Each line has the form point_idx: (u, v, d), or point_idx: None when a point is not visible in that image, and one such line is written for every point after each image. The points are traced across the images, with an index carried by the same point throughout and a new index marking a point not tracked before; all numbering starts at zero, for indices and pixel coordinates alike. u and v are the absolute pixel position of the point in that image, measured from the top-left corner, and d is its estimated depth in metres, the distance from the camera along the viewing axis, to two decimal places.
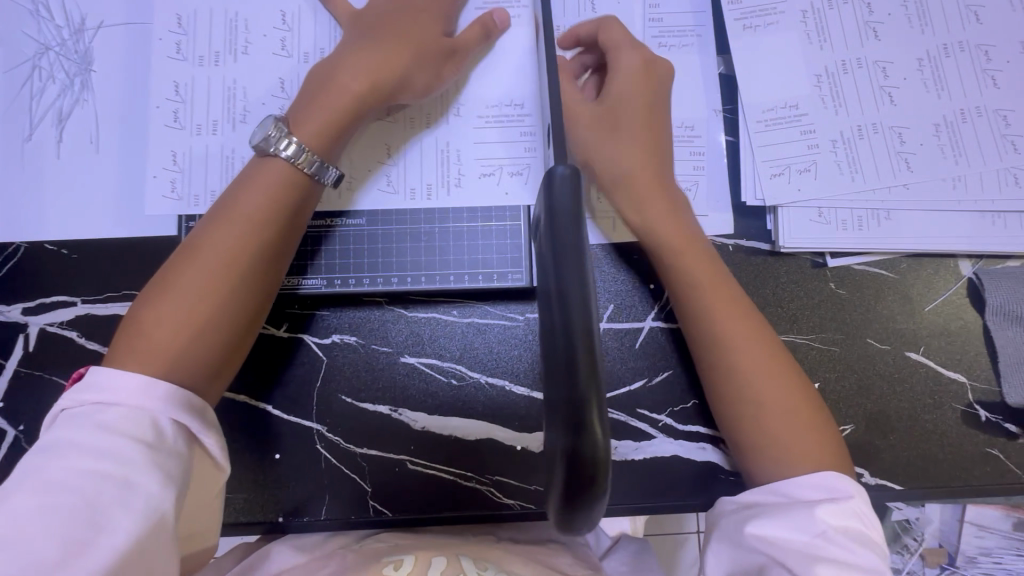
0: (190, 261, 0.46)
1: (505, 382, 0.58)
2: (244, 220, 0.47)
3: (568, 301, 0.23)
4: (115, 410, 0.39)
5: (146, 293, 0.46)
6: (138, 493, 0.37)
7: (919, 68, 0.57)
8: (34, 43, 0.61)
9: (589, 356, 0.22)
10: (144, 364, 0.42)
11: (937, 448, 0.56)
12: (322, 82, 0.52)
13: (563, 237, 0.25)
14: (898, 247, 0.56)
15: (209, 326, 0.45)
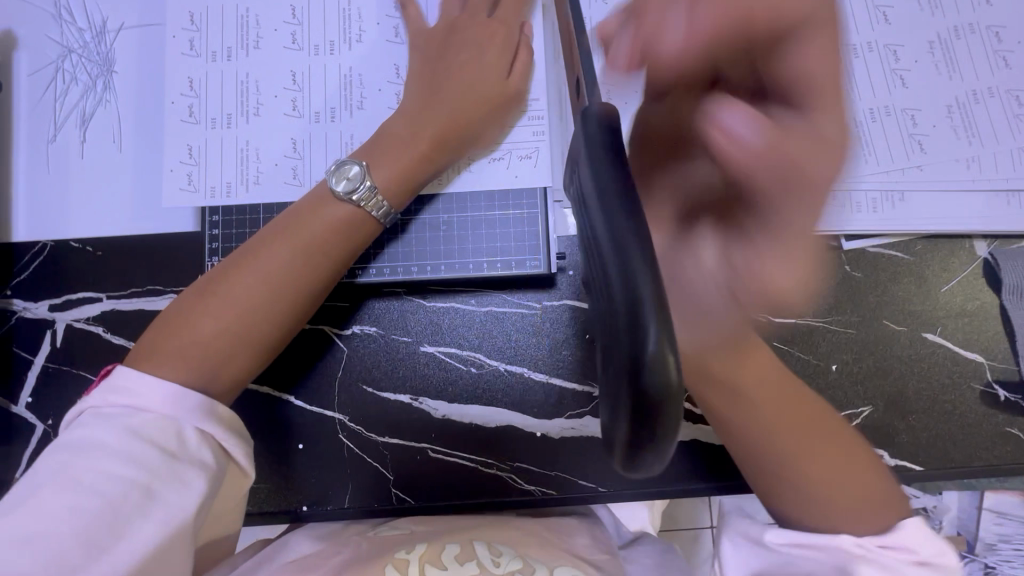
0: (249, 278, 0.47)
1: (523, 370, 0.58)
2: (303, 249, 0.49)
3: (628, 260, 0.21)
4: (144, 415, 0.40)
5: (198, 296, 0.47)
6: (162, 502, 0.37)
7: (930, 50, 0.57)
8: (56, 46, 0.63)
9: (657, 318, 0.19)
10: (189, 368, 0.44)
11: (957, 428, 0.56)
12: (398, 131, 0.53)
13: (618, 218, 0.22)
14: (913, 228, 0.56)
15: (255, 344, 0.48)
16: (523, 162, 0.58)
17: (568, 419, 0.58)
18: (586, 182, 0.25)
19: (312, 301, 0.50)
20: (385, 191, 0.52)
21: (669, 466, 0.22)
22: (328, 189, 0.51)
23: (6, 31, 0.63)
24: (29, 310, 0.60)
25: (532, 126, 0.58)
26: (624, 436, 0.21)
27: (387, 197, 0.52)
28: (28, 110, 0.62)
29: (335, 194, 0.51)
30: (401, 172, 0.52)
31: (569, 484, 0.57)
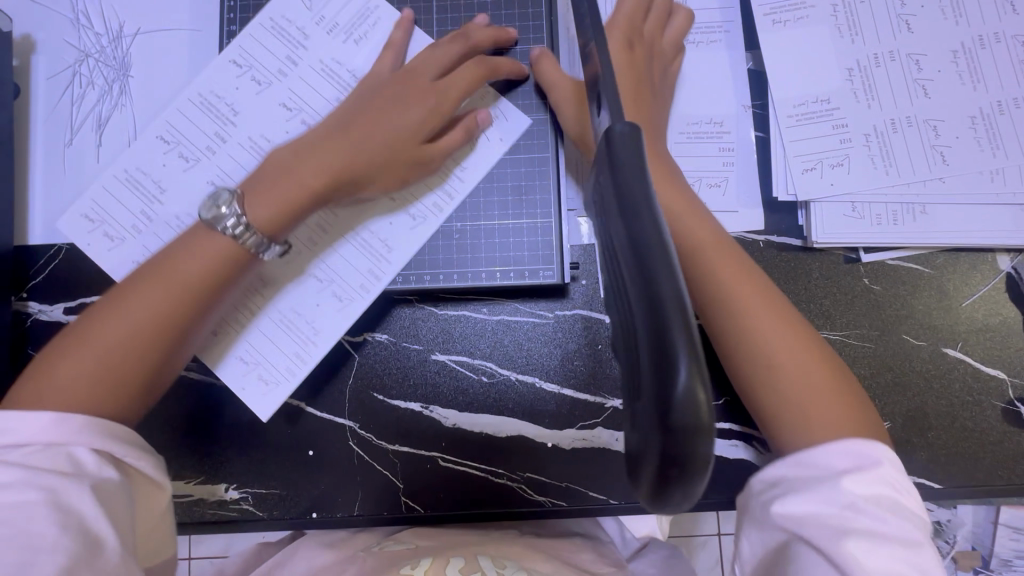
0: (116, 310, 0.45)
1: (535, 379, 0.58)
2: (178, 283, 0.46)
3: (648, 264, 0.21)
4: (29, 446, 0.38)
5: (64, 339, 0.45)
6: (70, 513, 0.36)
7: (954, 60, 0.56)
8: (73, 50, 0.63)
9: (684, 330, 0.20)
10: (62, 401, 0.42)
11: (977, 445, 0.55)
12: (280, 160, 0.50)
13: (641, 217, 0.22)
14: (935, 242, 0.55)
15: (121, 378, 0.44)
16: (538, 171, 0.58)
17: (579, 430, 0.57)
18: (607, 191, 0.25)
19: (178, 339, 0.46)
20: (261, 225, 0.48)
21: (699, 501, 0.22)
22: (199, 221, 0.47)
23: (24, 35, 0.63)
24: (44, 313, 0.60)
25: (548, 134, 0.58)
26: (653, 454, 0.21)
27: (264, 235, 0.48)
28: (45, 115, 0.62)
29: (207, 225, 0.47)
30: (276, 214, 0.48)
31: (579, 495, 0.57)
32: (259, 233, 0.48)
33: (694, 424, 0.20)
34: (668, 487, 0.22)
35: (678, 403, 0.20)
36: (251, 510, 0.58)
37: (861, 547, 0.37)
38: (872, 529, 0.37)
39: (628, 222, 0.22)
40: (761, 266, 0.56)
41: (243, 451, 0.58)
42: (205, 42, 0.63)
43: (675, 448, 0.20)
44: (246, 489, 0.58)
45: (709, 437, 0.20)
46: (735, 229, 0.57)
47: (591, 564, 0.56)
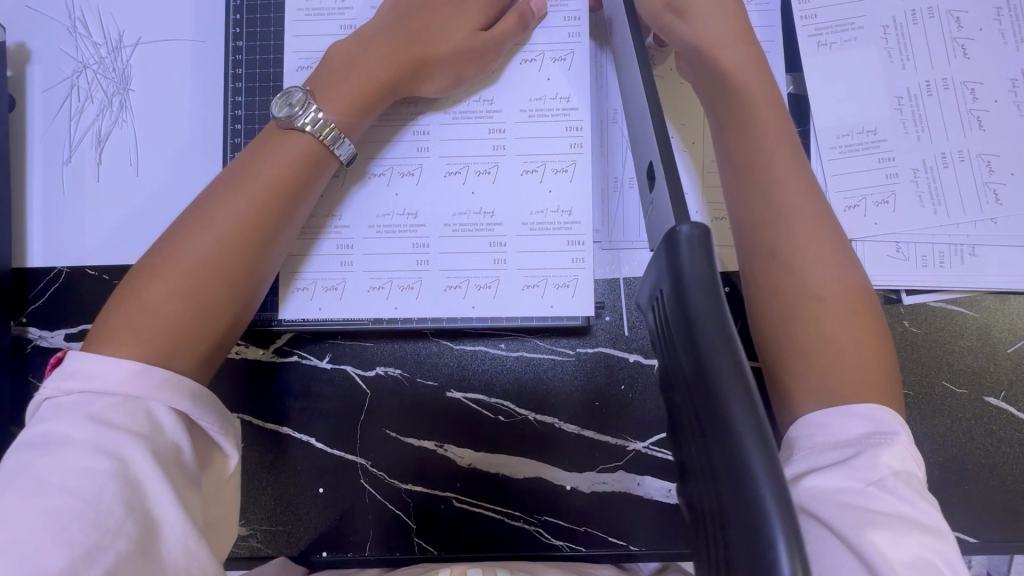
0: (202, 227, 0.44)
1: (554, 419, 0.55)
2: (261, 186, 0.46)
3: (719, 388, 0.23)
4: (108, 399, 0.37)
5: (143, 265, 0.43)
6: (136, 489, 0.35)
7: (1012, 89, 0.52)
8: (71, 61, 0.59)
9: (764, 463, 0.21)
10: (147, 334, 0.40)
11: (1016, 498, 0.53)
12: (346, 55, 0.50)
13: (716, 344, 0.23)
14: (983, 285, 0.52)
15: (211, 299, 0.43)
16: (557, 175, 0.54)
17: (598, 474, 0.55)
18: (673, 303, 0.27)
19: (264, 248, 0.46)
20: (339, 123, 0.49)
21: None
22: (273, 120, 0.48)
23: (18, 44, 0.59)
24: (44, 339, 0.58)
25: (569, 139, 0.54)
26: None
27: (341, 128, 0.49)
28: (42, 129, 0.59)
29: (281, 125, 0.48)
30: (350, 99, 0.49)
31: (597, 541, 0.55)
32: (337, 127, 0.48)
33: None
34: None
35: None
36: (259, 548, 0.56)
37: (884, 537, 0.33)
38: (903, 512, 0.34)
39: (712, 373, 0.23)
40: None
41: (251, 485, 0.56)
42: (209, 55, 0.59)
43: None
44: (254, 527, 0.56)
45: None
46: None
47: None
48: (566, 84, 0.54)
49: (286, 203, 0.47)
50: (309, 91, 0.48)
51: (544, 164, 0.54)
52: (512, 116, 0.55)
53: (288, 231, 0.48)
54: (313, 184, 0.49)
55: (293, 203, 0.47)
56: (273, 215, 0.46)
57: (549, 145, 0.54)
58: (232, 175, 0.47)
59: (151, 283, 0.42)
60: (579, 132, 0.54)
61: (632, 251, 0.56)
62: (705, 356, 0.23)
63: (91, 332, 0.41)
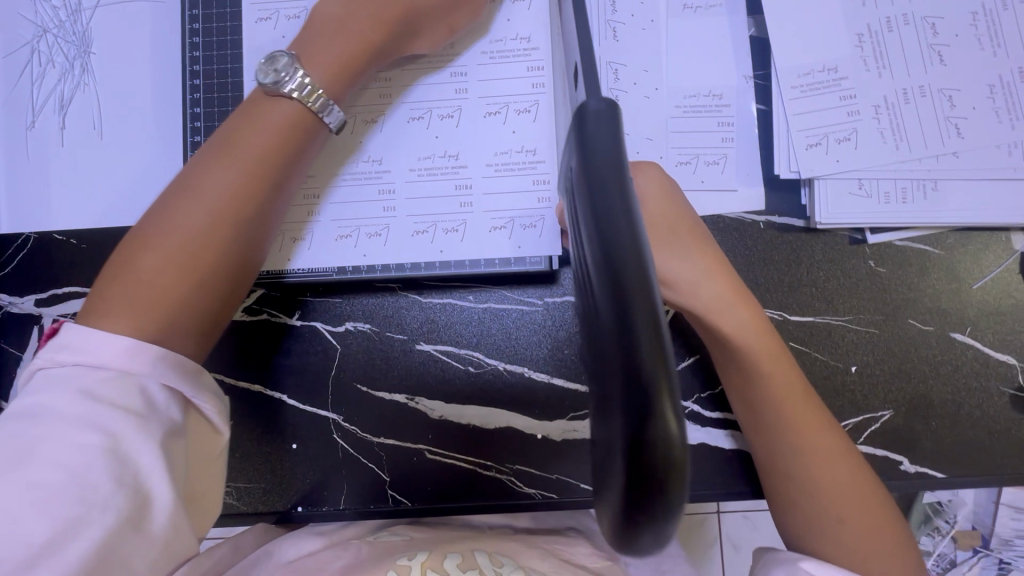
0: (193, 198, 0.43)
1: (523, 369, 0.56)
2: (250, 156, 0.45)
3: (613, 255, 0.21)
4: (101, 373, 0.36)
5: (135, 236, 0.43)
6: (128, 465, 0.34)
7: (973, 23, 0.52)
8: (31, 26, 0.59)
9: (652, 328, 0.19)
10: (142, 305, 0.40)
11: (982, 433, 0.53)
12: (330, 16, 0.49)
13: (616, 211, 0.22)
14: (945, 221, 0.52)
15: (205, 271, 0.42)
16: (520, 117, 0.54)
17: (569, 421, 0.55)
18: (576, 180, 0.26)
19: (256, 218, 0.45)
20: (325, 86, 0.47)
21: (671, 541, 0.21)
22: (259, 86, 0.47)
23: None
24: (14, 305, 0.58)
25: (531, 79, 0.54)
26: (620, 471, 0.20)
27: (330, 94, 0.47)
28: (4, 96, 0.59)
29: (267, 91, 0.47)
30: (338, 63, 0.48)
31: (570, 488, 0.55)
32: (326, 93, 0.47)
33: (664, 459, 0.19)
34: (638, 516, 0.20)
35: (651, 436, 0.18)
36: (234, 505, 0.56)
37: None
38: None
39: (598, 215, 0.22)
40: (760, 250, 0.54)
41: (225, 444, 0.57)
42: (169, 16, 0.59)
43: (647, 472, 0.19)
44: (229, 484, 0.56)
45: (681, 470, 0.19)
46: (733, 210, 0.54)
47: (587, 557, 0.53)
48: (526, 24, 0.55)
49: (278, 172, 0.46)
50: (296, 56, 0.47)
51: (504, 104, 0.54)
52: (474, 59, 0.55)
53: (280, 200, 0.47)
54: (305, 151, 0.48)
55: (285, 173, 0.46)
56: (265, 185, 0.45)
57: (511, 87, 0.54)
58: (219, 143, 0.46)
59: (144, 255, 0.41)
60: (541, 73, 0.55)
61: None
62: (600, 226, 0.22)
63: (84, 306, 0.41)
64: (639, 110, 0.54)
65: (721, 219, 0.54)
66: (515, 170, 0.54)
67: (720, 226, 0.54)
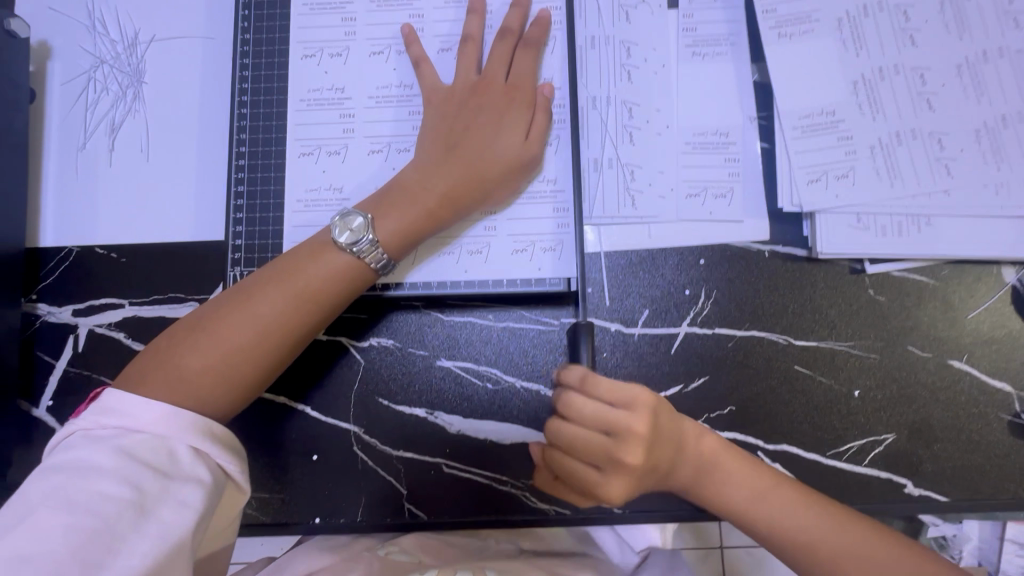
0: (242, 314, 0.47)
1: (540, 387, 0.58)
2: (296, 288, 0.49)
3: None
4: (138, 435, 0.40)
5: (185, 333, 0.47)
6: (155, 517, 0.37)
7: (958, 74, 0.56)
8: (89, 57, 0.64)
9: None
10: (188, 396, 0.45)
11: (981, 459, 0.55)
12: (408, 185, 0.53)
13: None
14: (940, 253, 0.55)
15: (250, 372, 0.47)
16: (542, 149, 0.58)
17: None
18: None
19: (301, 329, 0.49)
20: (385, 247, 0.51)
21: None
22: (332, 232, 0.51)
23: (40, 42, 0.64)
24: (52, 315, 0.61)
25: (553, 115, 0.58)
26: None
27: (390, 256, 0.52)
28: (59, 119, 0.63)
29: (338, 244, 0.50)
30: (404, 229, 0.52)
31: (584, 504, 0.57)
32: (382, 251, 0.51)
33: None
34: None
35: None
36: (253, 515, 0.57)
37: None
38: None
39: None
40: (765, 276, 0.57)
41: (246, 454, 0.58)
42: (218, 50, 0.64)
43: None
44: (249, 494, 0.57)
45: None
46: (740, 240, 0.57)
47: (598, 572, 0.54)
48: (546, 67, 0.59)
49: (319, 306, 0.50)
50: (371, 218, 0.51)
51: None
52: None
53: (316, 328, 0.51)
54: (348, 292, 0.51)
55: (328, 307, 0.50)
56: (307, 316, 0.49)
57: None
58: (279, 264, 0.50)
59: (188, 353, 0.46)
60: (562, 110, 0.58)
61: (613, 225, 0.58)
62: None
63: (132, 372, 0.46)
64: (651, 146, 0.59)
65: (728, 248, 0.57)
66: (535, 196, 0.58)
67: (727, 255, 0.58)
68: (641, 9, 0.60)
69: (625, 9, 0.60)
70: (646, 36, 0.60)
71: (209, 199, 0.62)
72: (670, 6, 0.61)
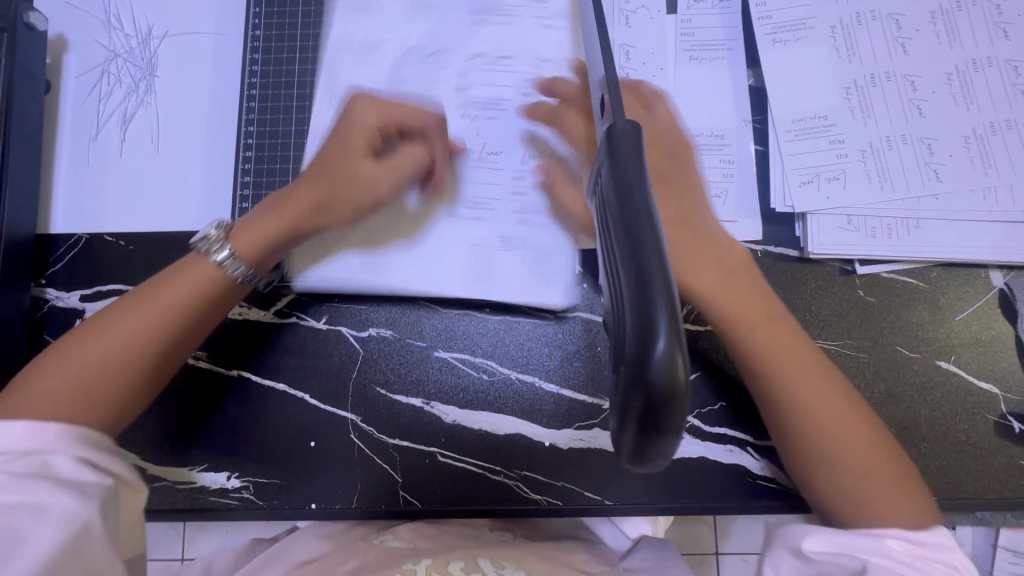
0: (133, 312, 0.49)
1: (535, 379, 0.59)
2: (158, 304, 0.50)
3: (633, 227, 0.24)
4: (10, 453, 0.40)
5: (79, 332, 0.48)
6: (50, 517, 0.37)
7: (948, 82, 0.58)
8: (104, 50, 0.66)
9: (664, 292, 0.22)
10: (78, 391, 0.45)
11: (968, 458, 0.56)
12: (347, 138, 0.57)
13: (631, 188, 0.25)
14: (928, 256, 0.56)
15: (135, 369, 0.48)
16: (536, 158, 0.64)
17: (576, 430, 0.58)
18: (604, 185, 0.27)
19: (168, 342, 0.50)
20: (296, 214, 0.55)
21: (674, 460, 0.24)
22: (190, 245, 0.54)
23: (57, 35, 0.66)
24: (60, 299, 0.62)
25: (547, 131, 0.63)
26: (635, 409, 0.23)
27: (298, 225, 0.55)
28: (73, 110, 0.65)
29: (218, 234, 0.54)
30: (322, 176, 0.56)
31: (576, 496, 0.57)
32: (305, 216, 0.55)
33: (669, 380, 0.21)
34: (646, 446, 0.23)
35: (654, 364, 0.21)
36: (251, 500, 0.58)
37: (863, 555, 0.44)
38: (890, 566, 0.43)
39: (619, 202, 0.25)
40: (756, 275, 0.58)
41: (245, 440, 0.59)
42: (229, 46, 0.66)
43: (651, 398, 0.22)
44: (248, 478, 0.59)
45: (683, 394, 0.22)
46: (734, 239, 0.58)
47: (589, 563, 0.55)
48: None
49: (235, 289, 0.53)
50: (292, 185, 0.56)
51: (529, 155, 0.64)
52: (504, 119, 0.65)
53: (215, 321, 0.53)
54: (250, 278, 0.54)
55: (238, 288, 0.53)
56: (212, 306, 0.52)
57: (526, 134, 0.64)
58: (178, 266, 0.53)
59: (92, 343, 0.47)
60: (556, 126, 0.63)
61: None
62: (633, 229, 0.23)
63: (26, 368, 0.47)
64: None
65: None
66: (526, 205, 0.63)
67: None
68: (641, 13, 0.62)
69: (625, 13, 0.62)
70: (645, 40, 0.62)
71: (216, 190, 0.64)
72: (669, 11, 0.62)
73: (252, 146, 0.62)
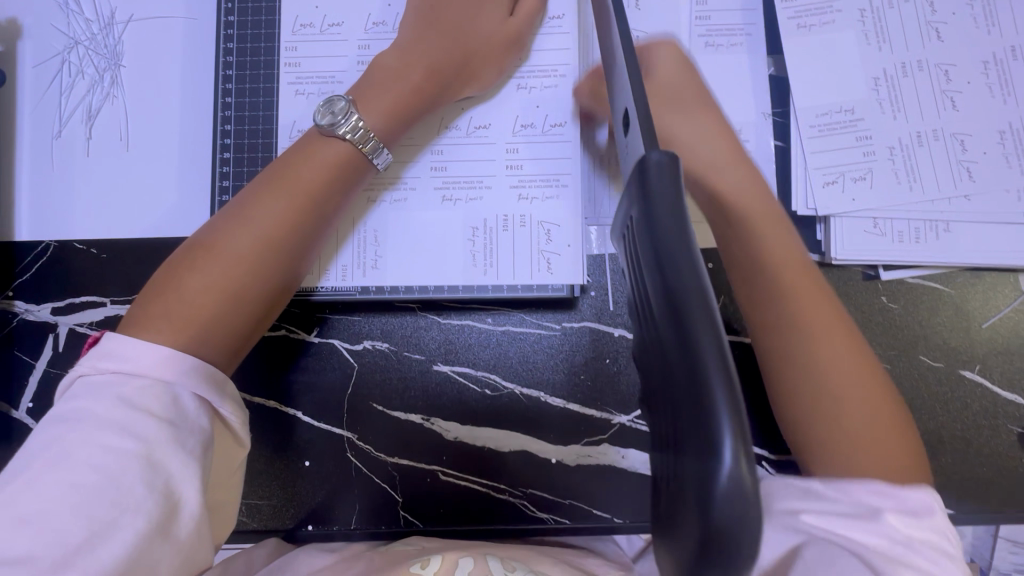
0: (238, 224, 0.44)
1: (540, 393, 0.56)
2: (297, 193, 0.45)
3: (685, 310, 0.23)
4: (138, 381, 0.36)
5: (184, 256, 0.43)
6: (159, 473, 0.34)
7: (984, 71, 0.53)
8: (63, 37, 0.60)
9: (725, 389, 0.21)
10: (200, 325, 0.40)
11: (989, 470, 0.54)
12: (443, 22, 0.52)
13: (670, 238, 0.25)
14: (956, 261, 0.53)
15: (267, 268, 0.44)
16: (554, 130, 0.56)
17: (584, 446, 0.56)
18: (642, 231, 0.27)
19: (301, 249, 0.46)
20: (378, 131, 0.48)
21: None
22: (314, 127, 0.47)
23: (10, 20, 0.60)
24: (30, 313, 0.58)
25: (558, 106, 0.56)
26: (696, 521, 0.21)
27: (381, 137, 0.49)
28: (32, 104, 0.59)
29: (322, 131, 0.47)
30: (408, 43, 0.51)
31: (584, 514, 0.55)
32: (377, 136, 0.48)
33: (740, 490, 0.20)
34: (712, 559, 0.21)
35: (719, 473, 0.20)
36: (245, 521, 0.56)
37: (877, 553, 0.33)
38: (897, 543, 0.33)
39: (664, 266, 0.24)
40: None
41: None
42: (201, 32, 0.60)
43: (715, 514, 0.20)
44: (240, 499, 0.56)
45: (754, 510, 0.20)
46: None
47: None
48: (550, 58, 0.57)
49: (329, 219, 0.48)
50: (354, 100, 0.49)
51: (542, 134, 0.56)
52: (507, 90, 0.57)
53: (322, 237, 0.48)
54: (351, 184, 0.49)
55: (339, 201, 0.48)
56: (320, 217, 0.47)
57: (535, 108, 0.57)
58: (273, 170, 0.47)
59: (201, 268, 0.42)
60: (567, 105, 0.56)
61: None
62: (673, 295, 0.23)
63: (144, 293, 0.42)
64: None
65: None
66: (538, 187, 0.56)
67: None
68: None
69: None
70: (657, 23, 0.57)
71: (194, 192, 0.59)
72: None
73: (229, 133, 0.55)
